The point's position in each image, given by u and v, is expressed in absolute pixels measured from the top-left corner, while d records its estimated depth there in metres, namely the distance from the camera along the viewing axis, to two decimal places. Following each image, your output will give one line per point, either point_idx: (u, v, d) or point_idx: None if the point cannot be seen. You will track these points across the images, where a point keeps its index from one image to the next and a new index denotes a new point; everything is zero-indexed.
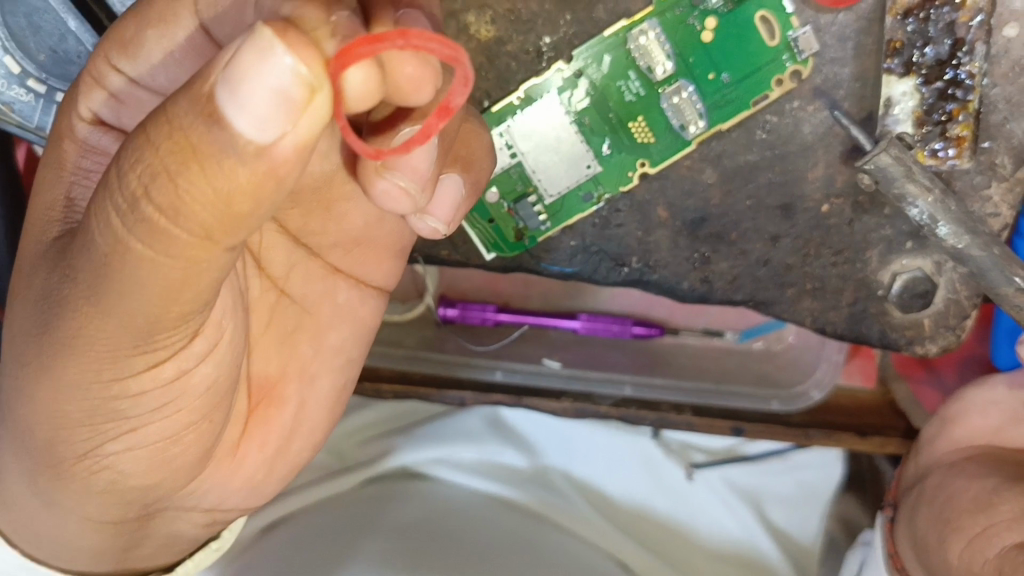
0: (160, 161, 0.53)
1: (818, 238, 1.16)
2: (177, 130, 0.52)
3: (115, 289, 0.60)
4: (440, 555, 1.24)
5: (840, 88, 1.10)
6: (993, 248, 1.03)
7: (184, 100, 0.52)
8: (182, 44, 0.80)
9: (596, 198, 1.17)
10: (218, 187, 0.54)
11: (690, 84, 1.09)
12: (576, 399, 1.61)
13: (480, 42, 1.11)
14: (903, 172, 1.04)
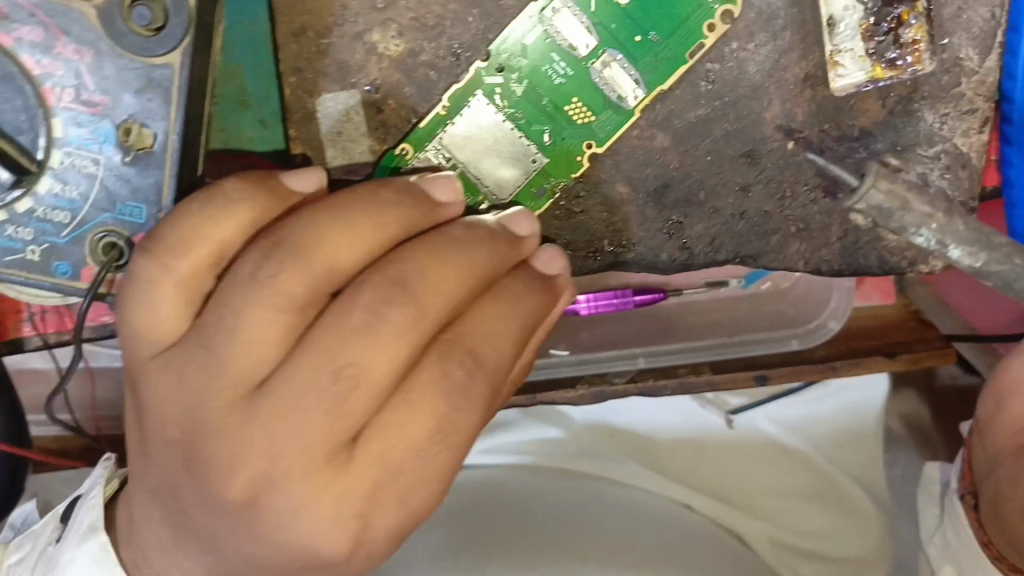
0: (171, 270, 0.79)
1: (790, 177, 1.10)
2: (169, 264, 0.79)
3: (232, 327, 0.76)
4: (559, 538, 1.29)
5: (777, 19, 1.04)
6: (1013, 258, 0.99)
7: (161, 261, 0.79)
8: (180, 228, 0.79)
9: (549, 191, 1.09)
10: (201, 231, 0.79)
11: (618, 53, 1.03)
12: (591, 384, 1.52)
13: (392, 59, 1.06)
14: (898, 203, 1.00)
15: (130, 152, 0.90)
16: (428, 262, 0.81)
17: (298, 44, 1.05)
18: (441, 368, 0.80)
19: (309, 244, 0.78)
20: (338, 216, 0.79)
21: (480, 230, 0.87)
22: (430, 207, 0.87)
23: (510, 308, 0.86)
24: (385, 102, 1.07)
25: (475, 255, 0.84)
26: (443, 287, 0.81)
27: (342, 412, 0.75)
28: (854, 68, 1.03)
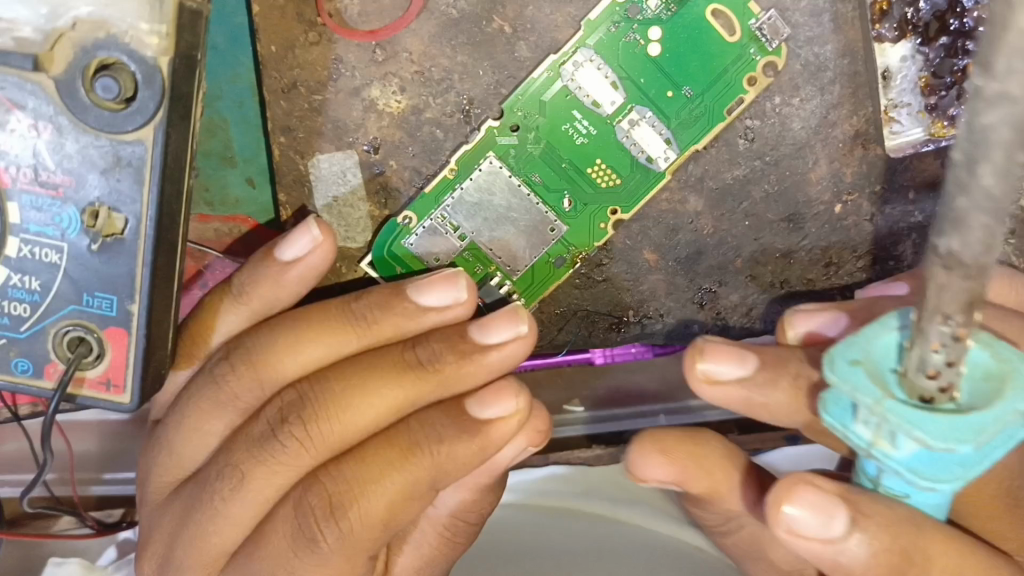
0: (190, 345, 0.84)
1: (838, 243, 0.99)
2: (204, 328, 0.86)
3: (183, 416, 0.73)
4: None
5: (826, 71, 0.92)
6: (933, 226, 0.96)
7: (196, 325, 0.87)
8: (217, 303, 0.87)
9: (569, 261, 0.98)
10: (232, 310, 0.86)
11: (648, 110, 0.92)
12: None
13: (393, 116, 0.94)
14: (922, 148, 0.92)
15: (98, 239, 0.78)
16: (354, 384, 0.67)
17: (289, 101, 0.94)
18: (314, 515, 0.65)
19: (260, 355, 0.71)
20: (292, 333, 0.71)
21: (438, 352, 0.68)
22: (387, 313, 0.72)
23: (437, 459, 0.65)
24: (385, 163, 0.96)
25: (404, 383, 0.67)
26: (345, 415, 0.66)
27: (220, 533, 0.68)
28: (910, 125, 0.92)
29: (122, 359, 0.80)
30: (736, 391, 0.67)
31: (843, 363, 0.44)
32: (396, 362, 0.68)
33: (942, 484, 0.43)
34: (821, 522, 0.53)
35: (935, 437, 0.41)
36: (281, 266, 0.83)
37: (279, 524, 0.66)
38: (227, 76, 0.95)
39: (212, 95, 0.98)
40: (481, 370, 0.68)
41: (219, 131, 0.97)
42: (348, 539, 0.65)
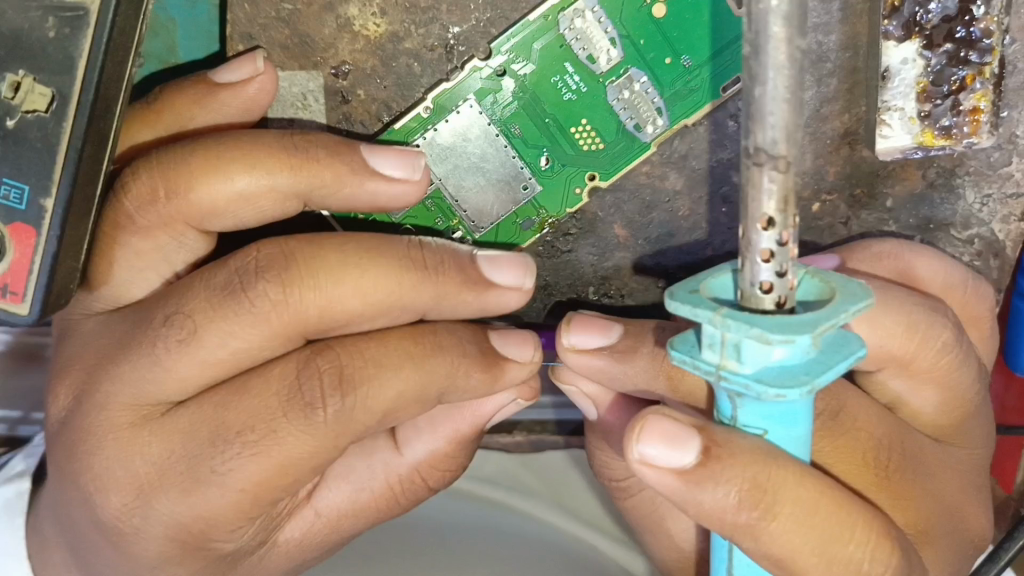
0: (143, 124, 0.81)
1: (808, 242, 0.98)
2: (145, 117, 0.81)
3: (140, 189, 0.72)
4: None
5: (827, 61, 0.89)
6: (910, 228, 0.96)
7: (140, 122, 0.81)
8: (162, 104, 0.81)
9: (537, 225, 0.93)
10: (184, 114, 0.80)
11: (643, 74, 0.86)
12: (530, 431, 1.24)
13: (368, 40, 0.85)
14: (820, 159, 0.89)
15: (15, 113, 0.66)
16: (318, 266, 0.67)
17: (253, 5, 0.85)
18: (244, 267, 0.68)
19: (217, 172, 0.71)
20: (266, 151, 0.72)
21: (444, 262, 0.71)
22: (352, 173, 0.74)
23: (368, 380, 0.68)
24: (353, 91, 0.88)
25: (397, 266, 0.69)
26: (324, 275, 0.67)
27: (146, 371, 0.68)
28: (901, 130, 0.90)
29: (26, 260, 0.67)
30: (597, 360, 0.77)
31: (683, 293, 0.53)
32: (401, 251, 0.70)
33: (788, 389, 0.49)
34: (670, 450, 0.58)
35: (772, 328, 0.48)
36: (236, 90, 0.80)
37: (209, 271, 0.68)
38: None
39: None
40: (472, 296, 0.71)
41: (164, 31, 0.86)
42: (278, 312, 0.67)
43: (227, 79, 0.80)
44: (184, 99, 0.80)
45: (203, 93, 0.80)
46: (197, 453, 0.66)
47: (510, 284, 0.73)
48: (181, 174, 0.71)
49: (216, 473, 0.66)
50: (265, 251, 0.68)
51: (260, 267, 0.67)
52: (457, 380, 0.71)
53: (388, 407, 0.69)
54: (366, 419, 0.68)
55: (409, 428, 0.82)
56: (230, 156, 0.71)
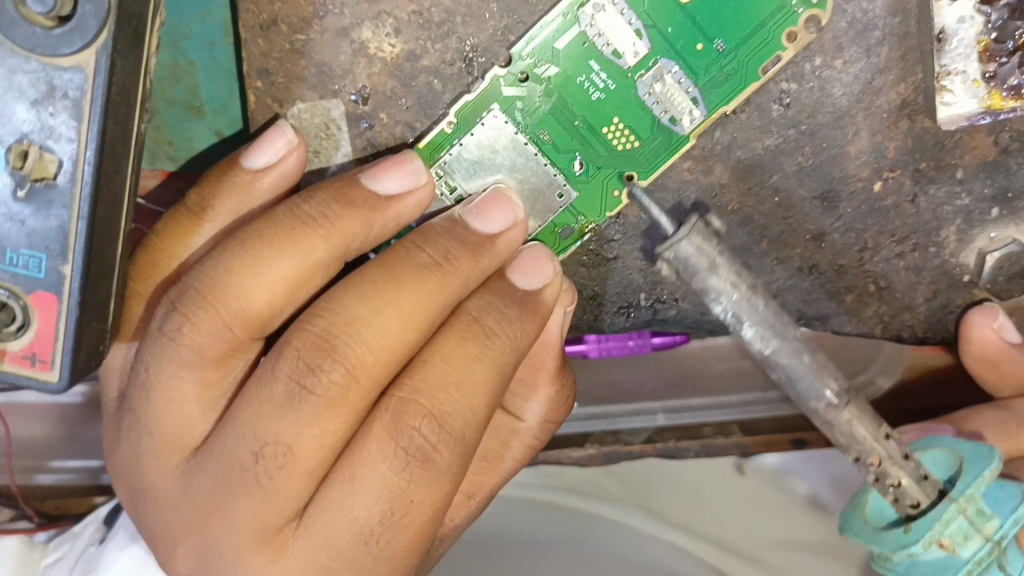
0: (168, 241, 0.80)
1: (874, 227, 0.90)
2: (170, 235, 0.81)
3: (197, 316, 0.72)
4: None
5: (873, 30, 0.82)
6: (985, 198, 0.89)
7: (162, 243, 0.80)
8: (199, 212, 0.81)
9: (577, 231, 0.89)
10: (221, 212, 0.81)
11: (674, 63, 0.81)
12: (602, 442, 1.15)
13: (385, 63, 0.83)
14: (709, 265, 0.75)
15: (25, 183, 0.66)
16: (357, 320, 0.71)
17: (267, 40, 0.82)
18: (299, 367, 0.70)
19: (254, 265, 0.72)
20: (292, 228, 0.74)
21: (454, 251, 0.77)
22: (377, 208, 0.79)
23: (452, 392, 0.72)
24: (375, 116, 0.85)
25: (429, 278, 0.74)
26: (371, 320, 0.71)
27: (267, 506, 0.69)
28: (964, 95, 0.83)
29: (49, 329, 0.67)
30: None
31: None
32: (421, 264, 0.75)
33: None
34: None
35: None
36: (259, 174, 0.81)
37: (268, 388, 0.70)
38: (196, 15, 0.88)
39: (179, 33, 0.89)
40: (492, 261, 0.80)
41: (186, 76, 0.90)
42: (349, 391, 0.70)
43: (254, 159, 0.82)
44: (214, 201, 0.81)
45: (224, 188, 0.81)
46: (357, 545, 0.70)
47: (505, 227, 0.81)
48: (227, 284, 0.72)
49: (384, 535, 0.71)
50: (303, 336, 0.71)
51: (318, 354, 0.70)
52: (521, 343, 0.78)
53: (485, 404, 0.74)
54: (475, 423, 0.73)
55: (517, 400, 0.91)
56: (269, 246, 0.73)
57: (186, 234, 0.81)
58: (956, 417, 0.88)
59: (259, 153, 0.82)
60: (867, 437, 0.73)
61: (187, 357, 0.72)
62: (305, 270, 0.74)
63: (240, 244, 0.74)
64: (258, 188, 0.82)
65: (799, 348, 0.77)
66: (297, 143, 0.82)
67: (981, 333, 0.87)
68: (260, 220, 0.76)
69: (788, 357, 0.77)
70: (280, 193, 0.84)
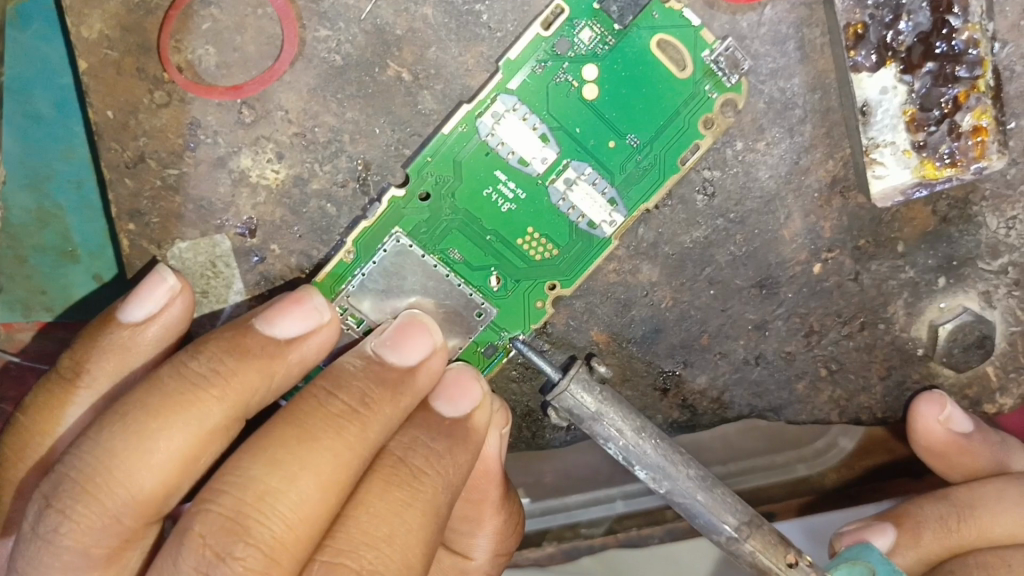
0: (46, 414, 0.72)
1: (818, 309, 0.85)
2: (47, 406, 0.73)
3: (72, 512, 0.62)
4: None
5: (794, 109, 0.78)
6: (929, 268, 0.84)
7: (39, 418, 0.72)
8: (74, 378, 0.73)
9: (502, 349, 0.81)
10: (99, 374, 0.72)
11: (586, 164, 0.75)
12: (561, 538, 1.01)
13: (271, 190, 0.81)
14: (592, 415, 0.76)
15: None
16: (266, 493, 0.61)
17: (135, 178, 0.80)
18: (205, 558, 0.60)
19: (136, 444, 0.62)
20: (180, 394, 0.65)
21: (372, 392, 0.67)
22: (276, 355, 0.69)
23: (385, 549, 0.63)
24: (266, 248, 0.82)
25: (346, 428, 0.65)
26: (284, 491, 0.61)
27: None
28: (896, 167, 0.78)
29: None
30: None
31: None
32: (336, 414, 0.65)
33: None
34: None
35: None
36: (139, 327, 0.72)
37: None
38: (59, 153, 0.85)
39: (43, 175, 0.85)
40: (415, 395, 0.70)
41: (54, 219, 0.86)
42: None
43: (131, 311, 0.72)
44: (89, 364, 0.72)
45: (99, 347, 0.72)
46: None
47: (424, 354, 0.71)
48: (108, 470, 0.62)
49: None
50: (205, 518, 0.60)
51: (224, 537, 0.60)
52: (454, 479, 0.69)
53: (422, 555, 0.65)
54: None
55: (462, 537, 0.83)
56: (151, 419, 0.63)
57: (62, 405, 0.72)
58: (897, 509, 0.83)
59: (137, 304, 0.72)
60: (774, 569, 0.73)
61: (70, 561, 0.63)
62: (199, 441, 0.64)
63: (119, 421, 0.63)
64: (139, 342, 0.73)
65: (694, 487, 0.75)
66: (181, 287, 0.73)
67: (927, 425, 0.83)
68: (144, 385, 0.66)
69: (684, 496, 0.75)
70: (169, 343, 0.75)
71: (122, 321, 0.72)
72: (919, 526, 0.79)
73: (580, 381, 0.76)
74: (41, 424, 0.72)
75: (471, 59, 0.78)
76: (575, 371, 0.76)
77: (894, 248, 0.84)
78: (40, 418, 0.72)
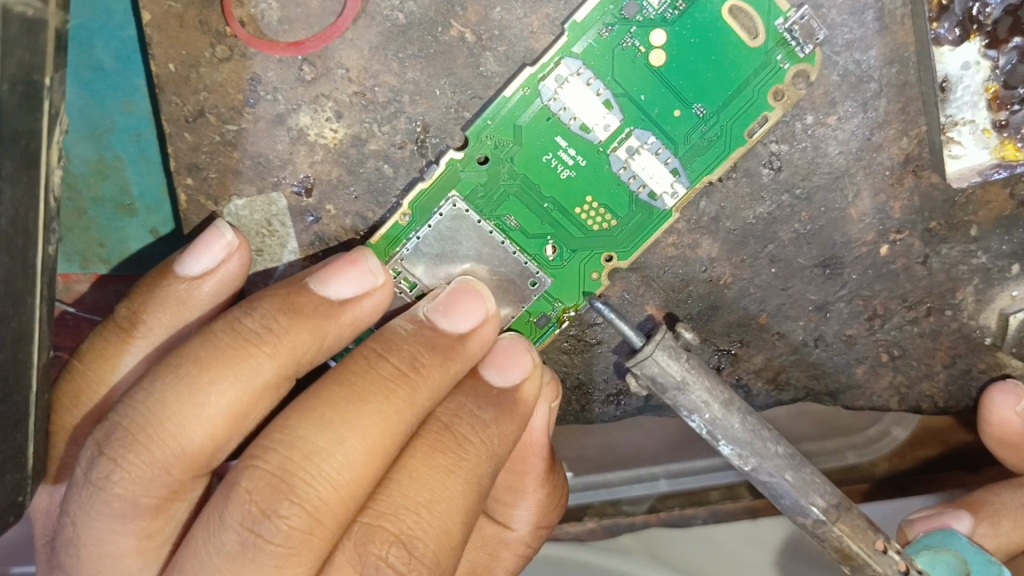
0: (101, 363, 0.73)
1: (883, 293, 0.83)
2: (102, 355, 0.73)
3: (123, 461, 0.62)
4: None
5: (869, 82, 0.75)
6: (1002, 253, 0.82)
7: (93, 367, 0.73)
8: (130, 328, 0.73)
9: (555, 319, 0.80)
10: (155, 326, 0.73)
11: (650, 133, 0.73)
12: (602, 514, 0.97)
13: (329, 149, 0.80)
14: (678, 384, 0.72)
15: None
16: (312, 454, 0.60)
17: (194, 133, 0.81)
18: (250, 514, 0.60)
19: (189, 396, 0.62)
20: (233, 348, 0.65)
21: (421, 356, 0.66)
22: (329, 315, 0.68)
23: (428, 515, 0.62)
24: (322, 208, 0.82)
25: (395, 393, 0.64)
26: (331, 452, 0.60)
27: None
28: (975, 147, 0.75)
29: None
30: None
31: None
32: (386, 377, 0.64)
33: None
34: None
35: None
36: (195, 281, 0.73)
37: (216, 539, 0.60)
38: (119, 105, 0.85)
39: (102, 126, 0.85)
40: (463, 361, 0.69)
41: (113, 172, 0.87)
42: (310, 538, 0.59)
43: (188, 266, 0.73)
44: (145, 315, 0.73)
45: (154, 299, 0.73)
46: None
47: (478, 320, 0.70)
48: (160, 421, 0.62)
49: None
50: (252, 475, 0.60)
51: (270, 493, 0.60)
52: (500, 449, 0.68)
53: (461, 524, 0.64)
54: (452, 546, 0.63)
55: (503, 508, 0.82)
56: (204, 374, 0.63)
57: (117, 355, 0.73)
58: (971, 496, 0.81)
59: (194, 259, 0.73)
60: (860, 554, 0.71)
61: (120, 508, 0.63)
62: (250, 397, 0.64)
63: (172, 373, 0.64)
64: (195, 296, 0.73)
65: (782, 465, 0.73)
66: (239, 243, 0.73)
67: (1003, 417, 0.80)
68: (198, 338, 0.66)
69: (770, 475, 0.73)
70: (223, 298, 0.75)
71: (179, 274, 0.73)
72: (996, 515, 0.78)
73: (669, 350, 0.72)
74: (95, 373, 0.73)
75: (536, 21, 0.77)
76: (662, 338, 0.72)
77: (966, 231, 0.81)
78: (95, 366, 0.73)
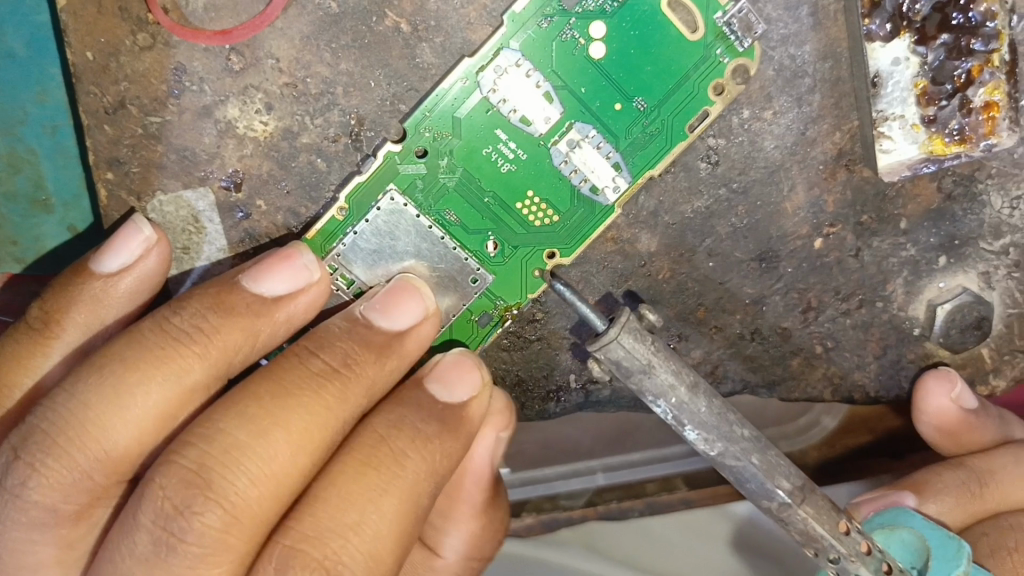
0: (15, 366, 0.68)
1: (817, 285, 0.85)
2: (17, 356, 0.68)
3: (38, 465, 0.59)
4: None
5: (804, 77, 0.76)
6: (931, 245, 0.83)
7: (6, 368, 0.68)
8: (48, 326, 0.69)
9: (496, 317, 0.79)
10: (74, 324, 0.69)
11: (591, 127, 0.73)
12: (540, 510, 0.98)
13: (259, 142, 0.78)
14: (643, 367, 0.70)
15: None
16: (230, 455, 0.57)
17: (114, 125, 0.77)
18: (163, 511, 0.57)
19: (114, 394, 0.59)
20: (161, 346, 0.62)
21: (354, 354, 0.64)
22: (262, 313, 0.66)
23: (353, 530, 0.59)
24: (252, 204, 0.80)
25: (327, 392, 0.62)
26: (253, 450, 0.58)
27: None
28: (904, 141, 0.77)
29: None
30: None
31: None
32: (315, 374, 0.62)
33: None
34: None
35: None
36: (118, 277, 0.70)
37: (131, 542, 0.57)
38: (33, 94, 0.81)
39: (15, 117, 0.81)
40: (401, 361, 0.67)
41: (27, 165, 0.82)
42: (227, 538, 0.57)
43: (111, 261, 0.69)
44: (63, 312, 0.69)
45: (74, 295, 0.69)
46: None
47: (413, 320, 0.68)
48: (79, 420, 0.59)
49: None
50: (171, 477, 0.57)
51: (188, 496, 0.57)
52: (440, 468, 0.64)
53: (392, 545, 0.60)
54: (382, 570, 0.60)
55: (436, 532, 0.80)
56: (130, 372, 0.60)
57: (32, 356, 0.68)
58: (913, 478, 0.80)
59: (117, 255, 0.69)
60: (824, 536, 0.68)
61: (37, 517, 0.60)
62: (178, 397, 0.62)
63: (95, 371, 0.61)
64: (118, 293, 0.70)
65: (748, 448, 0.69)
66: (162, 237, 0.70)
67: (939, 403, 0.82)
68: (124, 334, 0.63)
69: (736, 459, 0.70)
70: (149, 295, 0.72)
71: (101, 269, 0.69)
72: (938, 493, 0.77)
73: (634, 332, 0.70)
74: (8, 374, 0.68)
75: (473, 12, 0.75)
76: (626, 321, 0.70)
77: (897, 225, 0.83)
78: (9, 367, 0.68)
